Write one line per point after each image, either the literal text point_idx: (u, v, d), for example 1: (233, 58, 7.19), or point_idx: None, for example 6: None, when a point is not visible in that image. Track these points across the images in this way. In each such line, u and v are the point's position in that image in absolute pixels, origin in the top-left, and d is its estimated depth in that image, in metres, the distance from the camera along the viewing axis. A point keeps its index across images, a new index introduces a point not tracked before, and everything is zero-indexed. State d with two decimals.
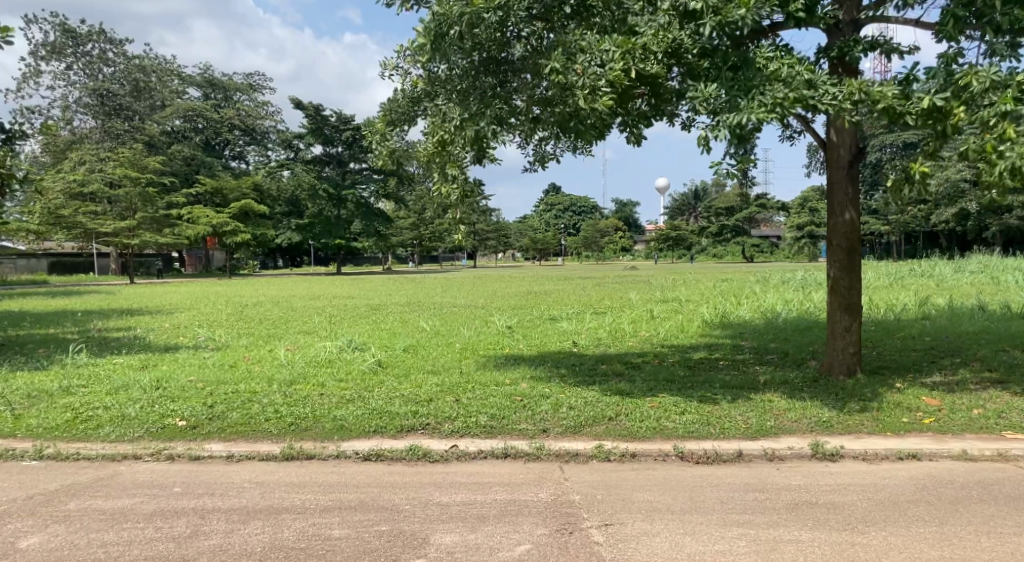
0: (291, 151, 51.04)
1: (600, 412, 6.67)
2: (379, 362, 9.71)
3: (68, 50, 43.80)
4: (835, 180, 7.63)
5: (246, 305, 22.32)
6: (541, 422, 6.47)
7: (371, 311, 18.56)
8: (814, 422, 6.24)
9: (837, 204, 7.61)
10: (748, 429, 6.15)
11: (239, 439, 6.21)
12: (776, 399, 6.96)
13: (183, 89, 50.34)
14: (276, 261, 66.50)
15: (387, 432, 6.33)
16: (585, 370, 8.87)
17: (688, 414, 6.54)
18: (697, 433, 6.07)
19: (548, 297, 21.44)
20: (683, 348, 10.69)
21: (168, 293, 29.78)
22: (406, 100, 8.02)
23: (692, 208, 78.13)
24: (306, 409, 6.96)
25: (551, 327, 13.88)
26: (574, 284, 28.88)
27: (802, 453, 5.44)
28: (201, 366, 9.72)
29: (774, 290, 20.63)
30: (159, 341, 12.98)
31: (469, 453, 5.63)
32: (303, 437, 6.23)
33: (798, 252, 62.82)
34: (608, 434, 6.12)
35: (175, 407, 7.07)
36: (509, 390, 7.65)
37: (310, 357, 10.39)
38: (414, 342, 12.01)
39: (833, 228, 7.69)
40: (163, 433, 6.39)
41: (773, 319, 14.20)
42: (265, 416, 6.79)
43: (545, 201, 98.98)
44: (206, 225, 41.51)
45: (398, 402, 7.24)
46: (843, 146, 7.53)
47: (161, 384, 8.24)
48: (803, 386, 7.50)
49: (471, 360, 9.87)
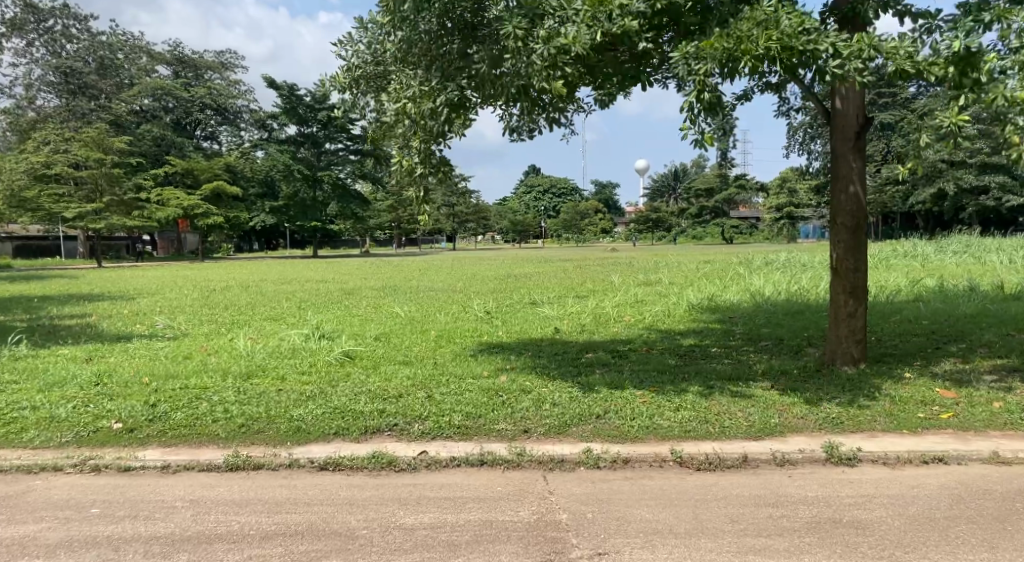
0: (266, 130, 49.86)
1: (585, 409, 6.03)
2: (348, 353, 8.98)
3: (29, 25, 42.12)
4: (840, 153, 6.98)
5: (216, 289, 21.41)
6: (521, 421, 5.83)
7: (344, 296, 17.80)
8: (823, 419, 5.66)
9: (842, 177, 6.98)
10: (749, 428, 5.54)
11: (179, 445, 5.53)
12: (776, 393, 6.36)
13: (152, 66, 48.44)
14: (250, 244, 65.10)
15: (348, 434, 5.67)
16: (568, 361, 8.19)
17: (682, 410, 5.94)
18: (692, 433, 5.47)
19: (529, 280, 20.81)
20: (672, 335, 10.07)
21: (134, 277, 28.69)
22: (373, 66, 7.26)
23: (672, 189, 77.27)
24: (260, 408, 6.27)
25: (532, 312, 13.26)
26: (554, 266, 28.18)
27: (815, 457, 4.82)
28: (152, 358, 8.94)
29: (761, 273, 20.06)
30: (114, 329, 12.15)
31: (438, 461, 4.96)
32: (254, 442, 5.55)
33: (778, 234, 62.56)
34: (595, 437, 5.49)
35: (112, 407, 6.34)
36: (486, 383, 6.97)
37: (272, 347, 9.63)
38: (386, 329, 11.28)
39: (837, 205, 7.06)
40: (95, 438, 5.67)
41: (761, 302, 13.66)
42: (213, 416, 6.06)
43: (526, 183, 98.20)
44: (177, 207, 40.65)
45: (361, 399, 6.54)
46: (849, 116, 6.89)
47: (101, 380, 7.47)
48: (805, 377, 6.91)
49: (446, 350, 9.15)
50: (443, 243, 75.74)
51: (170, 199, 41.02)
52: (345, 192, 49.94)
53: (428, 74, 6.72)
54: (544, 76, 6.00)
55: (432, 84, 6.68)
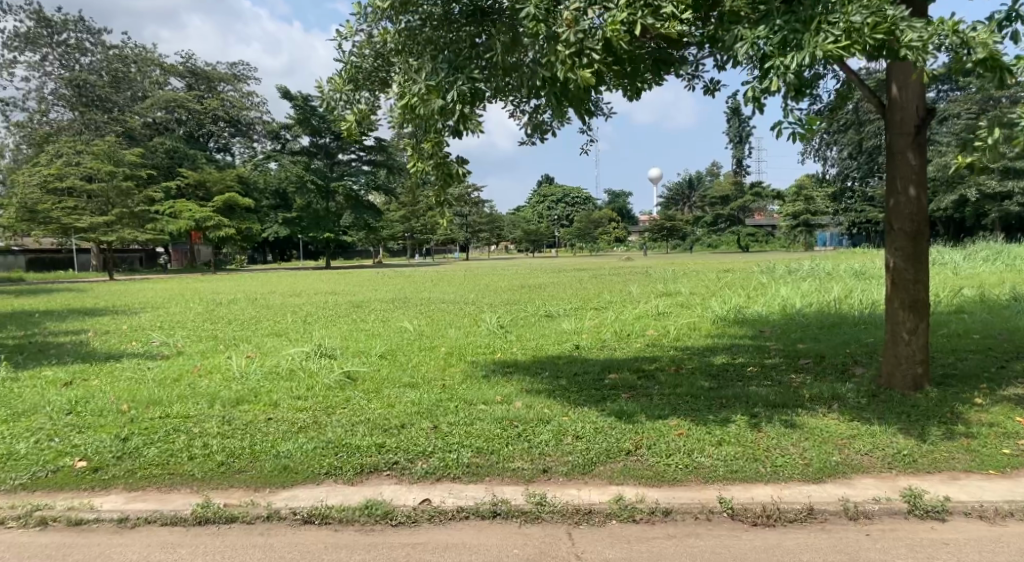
0: (278, 141, 49.40)
1: (613, 444, 5.25)
2: (349, 374, 8.25)
3: (43, 39, 41.84)
4: (897, 150, 6.20)
5: (220, 303, 20.70)
6: (540, 459, 5.07)
7: (352, 309, 17.09)
8: (890, 456, 4.90)
9: (899, 178, 6.19)
10: (809, 470, 4.75)
11: (148, 489, 4.84)
12: (833, 423, 5.57)
13: (165, 79, 48.20)
14: (263, 256, 64.84)
15: (342, 474, 4.97)
16: (589, 383, 7.40)
17: (725, 446, 5.15)
18: (738, 474, 4.73)
19: (542, 291, 20.07)
20: (701, 352, 9.29)
21: (142, 290, 28.22)
22: (377, 59, 6.62)
23: (686, 196, 76.13)
24: (243, 442, 5.55)
25: (549, 326, 12.50)
26: (568, 276, 27.43)
27: (895, 510, 4.07)
28: (140, 381, 8.21)
29: (786, 282, 19.24)
30: (108, 348, 11.47)
31: (443, 512, 4.22)
32: (233, 485, 4.86)
33: (795, 241, 61.27)
34: (626, 477, 4.77)
35: (79, 440, 5.63)
36: (499, 411, 6.19)
37: (268, 367, 8.87)
38: (393, 346, 10.52)
39: (892, 209, 6.28)
40: (56, 480, 4.98)
41: (792, 314, 12.88)
42: (189, 453, 5.35)
43: (539, 192, 97.33)
44: (189, 220, 40.18)
45: (358, 431, 5.78)
46: (906, 107, 6.13)
47: (76, 407, 6.76)
48: (862, 403, 6.12)
49: (456, 371, 8.38)
50: (455, 253, 74.97)
51: (182, 211, 40.61)
52: (359, 203, 49.62)
53: (429, 62, 5.93)
54: (570, 66, 5.16)
55: (438, 75, 5.81)
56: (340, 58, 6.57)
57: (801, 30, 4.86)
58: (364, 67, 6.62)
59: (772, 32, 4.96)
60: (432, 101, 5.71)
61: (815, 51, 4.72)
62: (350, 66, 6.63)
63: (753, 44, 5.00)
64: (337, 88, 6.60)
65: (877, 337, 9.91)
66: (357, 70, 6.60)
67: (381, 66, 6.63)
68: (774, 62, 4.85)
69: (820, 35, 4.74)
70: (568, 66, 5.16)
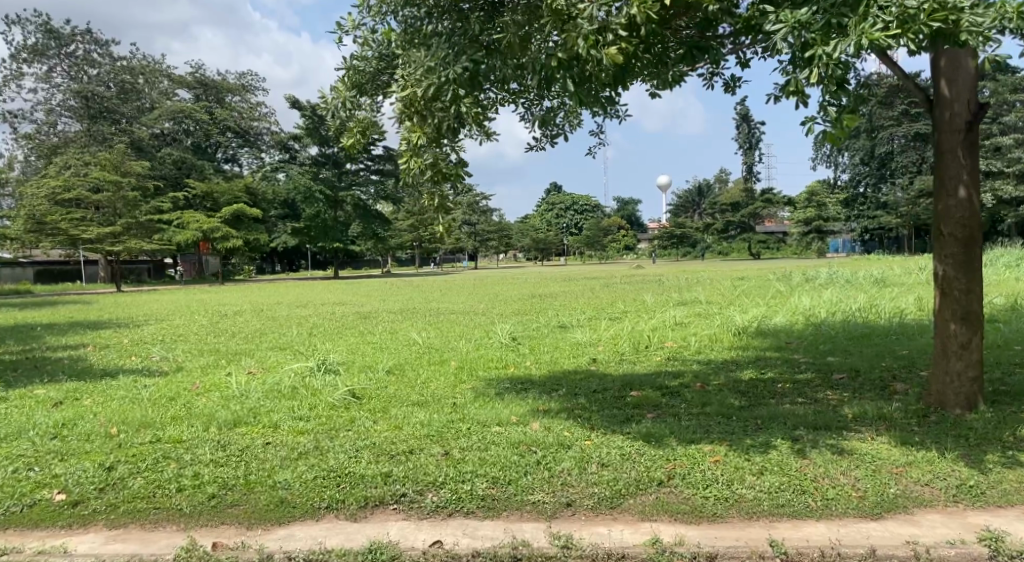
0: (288, 152, 49.26)
1: (643, 474, 4.75)
2: (355, 393, 7.77)
3: (51, 51, 41.82)
4: (946, 149, 5.71)
5: (227, 315, 20.28)
6: (561, 492, 4.57)
7: (360, 320, 16.64)
8: (953, 487, 4.45)
9: (949, 180, 5.71)
10: (865, 506, 4.28)
11: (128, 527, 4.41)
12: (886, 449, 5.06)
13: (173, 90, 48.08)
14: (271, 266, 64.56)
15: (344, 509, 4.52)
16: (610, 401, 6.90)
17: (768, 475, 4.66)
18: (785, 509, 4.26)
19: (554, 301, 19.55)
20: (725, 366, 8.77)
21: (148, 302, 27.83)
22: (379, 61, 6.19)
23: (695, 204, 75.47)
24: (236, 471, 5.09)
25: (562, 338, 12.02)
26: (580, 284, 26.97)
27: (971, 555, 3.79)
28: (133, 400, 7.76)
29: (806, 290, 18.65)
30: (107, 364, 11.05)
31: (457, 556, 3.95)
32: (224, 522, 4.42)
33: (807, 248, 60.52)
34: (659, 513, 4.29)
35: (60, 470, 5.18)
36: (515, 434, 5.72)
37: (269, 385, 8.39)
38: (400, 360, 10.06)
39: (942, 214, 5.79)
40: (31, 516, 4.54)
41: (817, 324, 12.34)
42: (178, 483, 4.89)
43: (548, 200, 96.86)
44: (196, 230, 39.85)
45: (363, 458, 5.30)
46: (958, 102, 5.65)
47: (61, 432, 6.31)
48: (911, 424, 5.64)
49: (467, 388, 7.90)
50: (464, 262, 74.45)
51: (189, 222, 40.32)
52: (367, 212, 49.34)
53: (434, 44, 5.44)
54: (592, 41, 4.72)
55: (441, 51, 5.34)
56: (340, 61, 6.17)
57: (847, 15, 4.39)
58: (367, 71, 6.18)
59: (815, 16, 4.49)
60: (433, 75, 5.20)
61: (860, 37, 4.25)
62: (351, 70, 6.23)
63: (796, 29, 4.53)
64: (342, 97, 6.22)
65: (912, 349, 9.38)
66: (356, 74, 6.18)
67: (383, 69, 6.21)
68: (815, 50, 4.39)
69: (868, 20, 4.26)
70: (591, 41, 4.73)
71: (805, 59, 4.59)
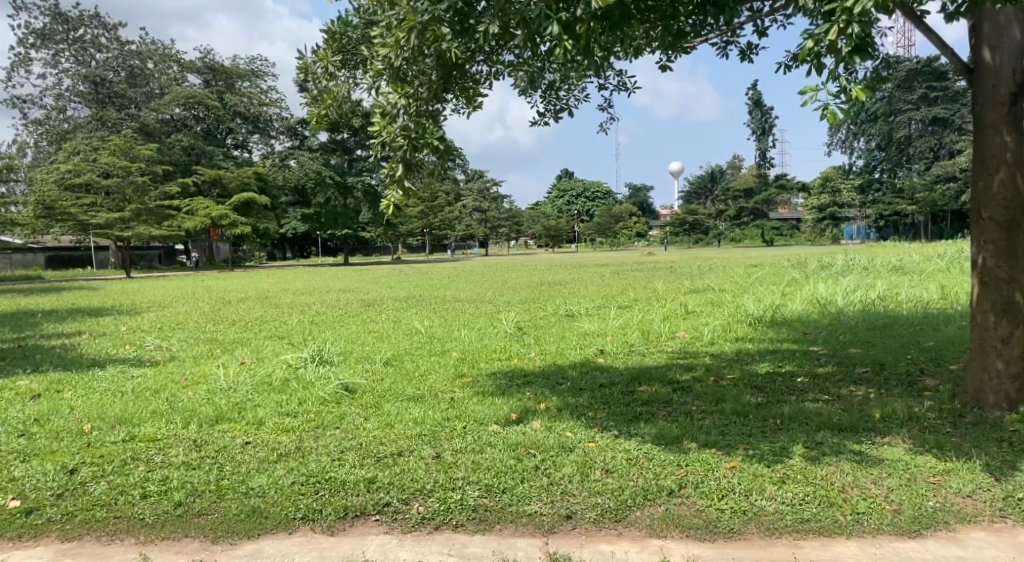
0: (296, 138, 48.87)
1: (651, 482, 4.31)
2: (348, 386, 7.35)
3: (59, 36, 41.41)
4: (988, 124, 5.19)
5: (231, 302, 19.87)
6: (561, 504, 4.12)
7: (364, 308, 16.23)
8: (998, 501, 3.98)
9: (991, 160, 5.18)
10: (902, 521, 3.82)
11: (81, 540, 4.02)
12: (916, 455, 4.57)
13: (182, 75, 47.54)
14: (282, 252, 64.28)
15: (321, 520, 4.11)
16: (615, 398, 6.44)
17: (788, 486, 4.18)
18: (809, 524, 3.82)
19: (563, 288, 19.03)
20: (740, 359, 8.27)
21: (155, 288, 27.50)
22: (364, 28, 5.73)
23: (708, 190, 74.47)
24: (207, 476, 4.65)
25: (569, 327, 11.55)
26: (590, 272, 26.43)
27: None
28: (116, 393, 7.39)
29: (822, 278, 18.09)
30: (98, 353, 10.64)
31: None
32: (186, 538, 4.01)
33: (821, 234, 59.50)
34: (668, 531, 3.83)
35: (19, 472, 4.79)
36: (511, 435, 5.27)
37: (260, 377, 7.98)
38: (399, 351, 9.64)
39: (982, 196, 5.27)
40: None
41: (836, 314, 11.80)
42: (144, 490, 4.48)
43: (559, 187, 96.21)
44: (205, 217, 39.50)
45: (347, 461, 4.87)
46: (1002, 72, 5.11)
47: (31, 429, 5.90)
48: (944, 425, 5.16)
49: (466, 381, 7.48)
50: (474, 249, 73.93)
51: (199, 209, 40.00)
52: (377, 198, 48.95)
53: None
54: None
55: (424, 6, 4.86)
56: (324, 29, 5.76)
57: None
58: (352, 41, 5.78)
59: None
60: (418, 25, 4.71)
61: None
62: (335, 38, 5.79)
63: None
64: (323, 66, 5.77)
65: (940, 340, 8.83)
66: (341, 40, 5.77)
67: (366, 35, 5.73)
68: None
69: None
70: None
71: (824, 14, 4.12)
